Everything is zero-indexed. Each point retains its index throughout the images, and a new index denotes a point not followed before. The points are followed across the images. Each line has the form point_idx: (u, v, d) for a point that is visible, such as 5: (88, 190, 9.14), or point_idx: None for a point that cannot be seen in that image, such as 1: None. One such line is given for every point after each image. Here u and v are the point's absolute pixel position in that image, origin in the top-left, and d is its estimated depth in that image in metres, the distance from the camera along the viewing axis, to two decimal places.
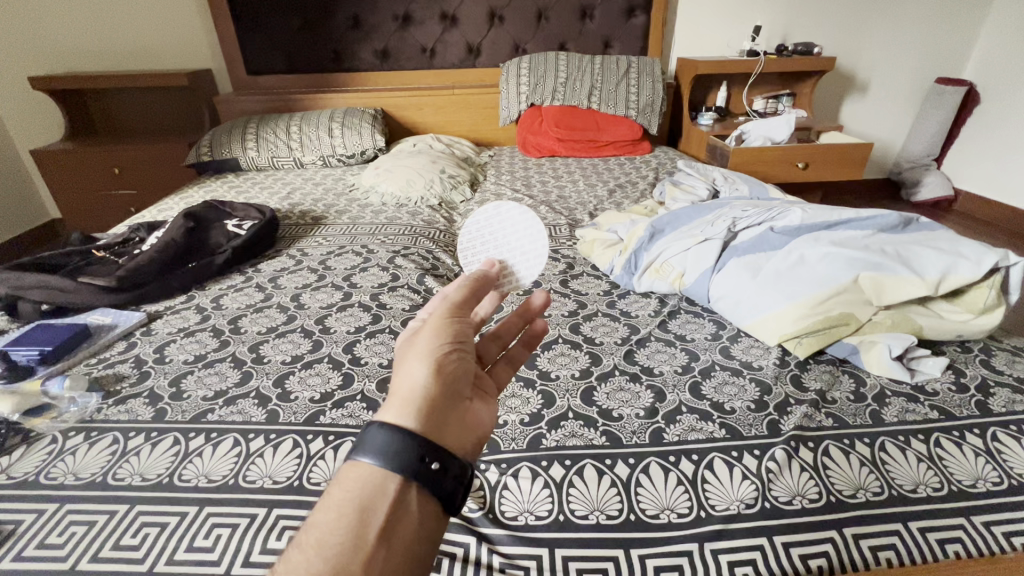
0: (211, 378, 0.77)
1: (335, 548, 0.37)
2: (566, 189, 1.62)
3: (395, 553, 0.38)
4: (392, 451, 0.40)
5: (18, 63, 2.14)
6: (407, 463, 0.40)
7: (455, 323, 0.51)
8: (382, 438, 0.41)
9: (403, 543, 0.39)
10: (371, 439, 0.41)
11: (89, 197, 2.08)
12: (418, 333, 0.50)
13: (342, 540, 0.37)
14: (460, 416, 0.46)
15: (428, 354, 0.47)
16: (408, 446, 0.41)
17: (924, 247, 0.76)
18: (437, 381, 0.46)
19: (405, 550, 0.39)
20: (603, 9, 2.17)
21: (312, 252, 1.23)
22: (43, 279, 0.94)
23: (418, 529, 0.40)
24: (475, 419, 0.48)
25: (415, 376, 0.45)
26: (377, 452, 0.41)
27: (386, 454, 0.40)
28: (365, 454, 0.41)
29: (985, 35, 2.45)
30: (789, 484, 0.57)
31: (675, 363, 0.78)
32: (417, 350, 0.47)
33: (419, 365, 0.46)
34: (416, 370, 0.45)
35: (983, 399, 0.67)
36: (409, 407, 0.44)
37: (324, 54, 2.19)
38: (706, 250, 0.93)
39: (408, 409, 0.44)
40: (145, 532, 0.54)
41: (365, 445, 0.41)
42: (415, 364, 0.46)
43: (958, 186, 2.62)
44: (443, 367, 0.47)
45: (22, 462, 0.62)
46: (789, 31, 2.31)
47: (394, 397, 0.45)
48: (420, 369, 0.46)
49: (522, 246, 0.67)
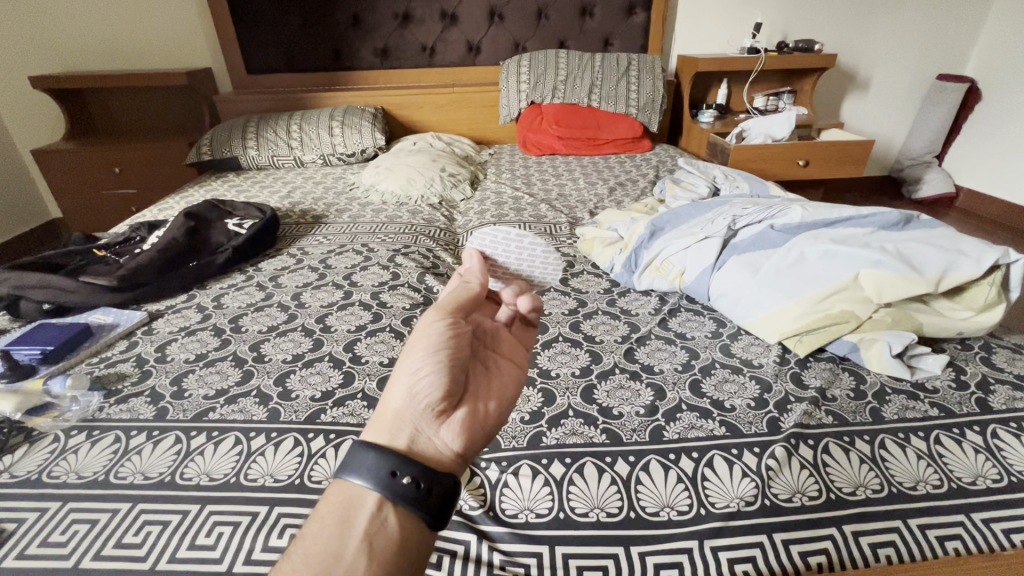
0: (213, 377, 0.77)
1: (314, 554, 0.40)
2: (566, 188, 1.62)
3: (372, 562, 0.40)
4: (369, 467, 0.43)
5: (20, 62, 2.14)
6: (380, 477, 0.43)
7: (435, 337, 0.50)
8: (359, 453, 0.44)
9: (381, 554, 0.41)
10: (351, 455, 0.45)
11: (89, 196, 2.08)
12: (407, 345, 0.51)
13: (322, 548, 0.40)
14: (434, 429, 0.48)
15: (404, 372, 0.49)
16: (380, 462, 0.43)
17: (925, 244, 0.76)
18: (409, 399, 0.48)
19: (381, 559, 0.40)
20: (603, 6, 2.17)
21: (313, 251, 1.23)
22: (43, 279, 0.94)
23: (398, 542, 0.42)
24: (452, 431, 0.48)
25: (391, 395, 0.48)
26: (357, 468, 0.44)
27: (362, 469, 0.43)
28: (344, 470, 0.44)
29: (987, 31, 2.44)
30: (788, 481, 0.57)
31: (675, 360, 0.78)
32: (398, 366, 0.49)
33: (396, 385, 0.49)
34: (393, 390, 0.48)
35: (983, 396, 0.67)
36: (384, 425, 0.47)
37: (323, 53, 2.19)
38: (706, 248, 0.92)
39: (386, 426, 0.47)
40: (147, 530, 0.54)
41: (345, 462, 0.45)
42: (394, 382, 0.49)
43: (959, 183, 2.61)
44: (416, 384, 0.48)
45: (25, 460, 0.62)
46: (790, 28, 2.30)
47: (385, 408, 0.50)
48: (397, 386, 0.48)
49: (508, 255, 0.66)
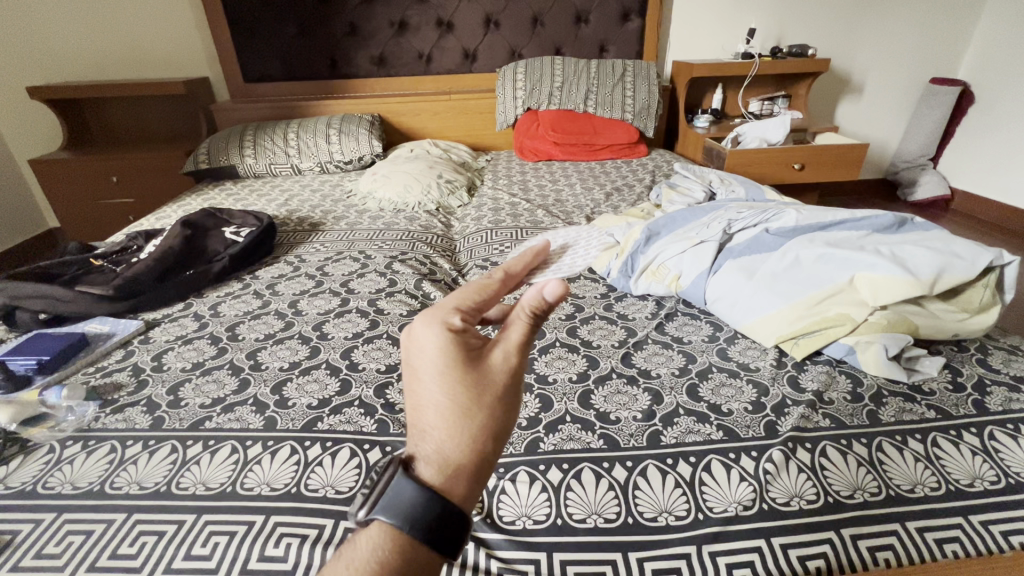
0: (209, 385, 0.77)
1: None
2: (563, 193, 1.63)
3: None
4: (410, 512, 0.37)
5: (20, 73, 2.15)
6: (430, 527, 0.37)
7: (525, 374, 0.43)
8: (407, 494, 0.37)
9: None
10: (386, 493, 0.38)
11: (86, 206, 2.08)
12: (476, 374, 0.41)
13: None
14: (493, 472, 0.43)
15: (486, 420, 0.40)
16: (430, 511, 0.37)
17: (920, 245, 0.75)
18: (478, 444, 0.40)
19: None
20: (598, 13, 2.18)
21: (310, 258, 1.23)
22: (39, 289, 0.94)
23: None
24: None
25: (469, 440, 0.40)
26: (390, 509, 0.37)
27: (407, 515, 0.37)
28: (379, 510, 0.38)
29: (978, 36, 2.47)
30: (786, 485, 0.57)
31: (672, 365, 0.78)
32: (478, 404, 0.40)
33: (471, 430, 0.40)
34: (470, 419, 0.40)
35: (980, 398, 0.68)
36: (454, 471, 0.39)
37: (321, 61, 2.20)
38: (701, 253, 0.93)
39: (452, 476, 0.39)
40: (142, 541, 0.54)
41: (381, 502, 0.38)
42: (471, 412, 0.40)
43: (953, 185, 2.63)
44: (503, 423, 0.41)
45: (19, 471, 0.62)
46: (783, 33, 2.32)
47: (441, 456, 0.40)
48: (477, 433, 0.40)
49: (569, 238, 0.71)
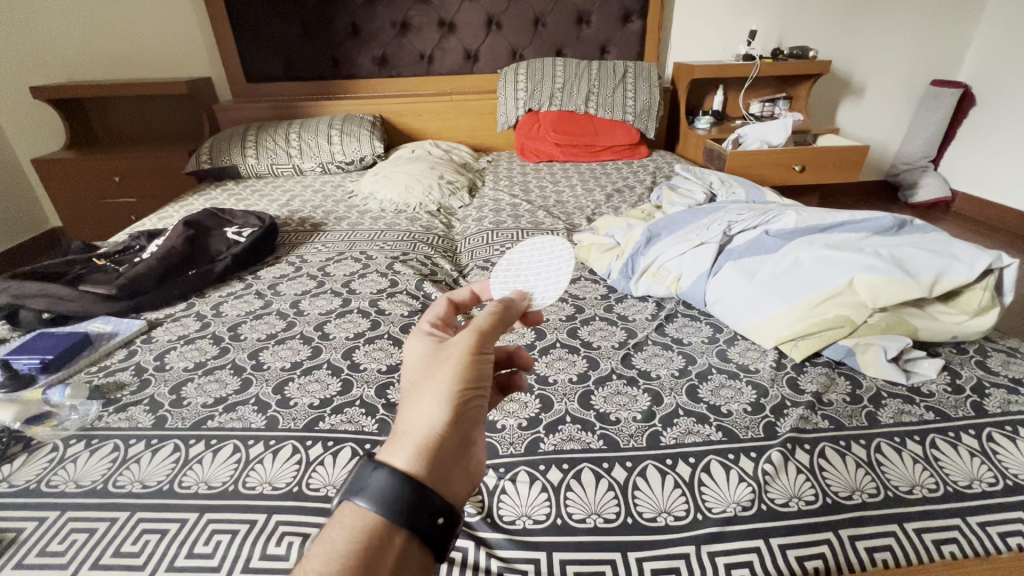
0: (211, 385, 0.77)
1: None
2: (564, 194, 1.63)
3: None
4: (390, 498, 0.37)
5: (23, 73, 2.16)
6: (410, 513, 0.37)
7: (484, 358, 0.45)
8: (386, 481, 0.38)
9: None
10: (365, 481, 0.38)
11: (88, 206, 2.09)
12: (435, 358, 0.45)
13: None
14: (462, 460, 0.42)
15: (437, 394, 0.42)
16: (409, 497, 0.37)
17: (919, 249, 0.76)
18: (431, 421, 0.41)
19: None
20: (599, 15, 2.19)
21: (312, 259, 1.23)
22: (43, 288, 0.95)
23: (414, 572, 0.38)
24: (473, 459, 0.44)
25: (424, 417, 0.41)
26: (372, 496, 0.38)
27: (386, 500, 0.37)
28: (359, 496, 0.38)
29: (978, 39, 2.47)
30: (785, 486, 0.57)
31: (672, 366, 0.78)
32: (434, 382, 0.43)
33: (426, 406, 0.42)
34: (432, 412, 0.41)
35: (978, 400, 0.68)
36: (414, 448, 0.40)
37: (323, 61, 2.21)
38: (701, 255, 0.94)
39: (413, 454, 0.40)
40: (145, 539, 0.54)
41: (360, 488, 0.38)
42: (432, 405, 0.42)
43: (954, 187, 2.63)
44: (459, 403, 0.42)
45: (23, 469, 0.63)
46: (784, 34, 2.32)
47: (403, 433, 0.42)
48: (435, 410, 0.42)
49: (556, 267, 0.62)
